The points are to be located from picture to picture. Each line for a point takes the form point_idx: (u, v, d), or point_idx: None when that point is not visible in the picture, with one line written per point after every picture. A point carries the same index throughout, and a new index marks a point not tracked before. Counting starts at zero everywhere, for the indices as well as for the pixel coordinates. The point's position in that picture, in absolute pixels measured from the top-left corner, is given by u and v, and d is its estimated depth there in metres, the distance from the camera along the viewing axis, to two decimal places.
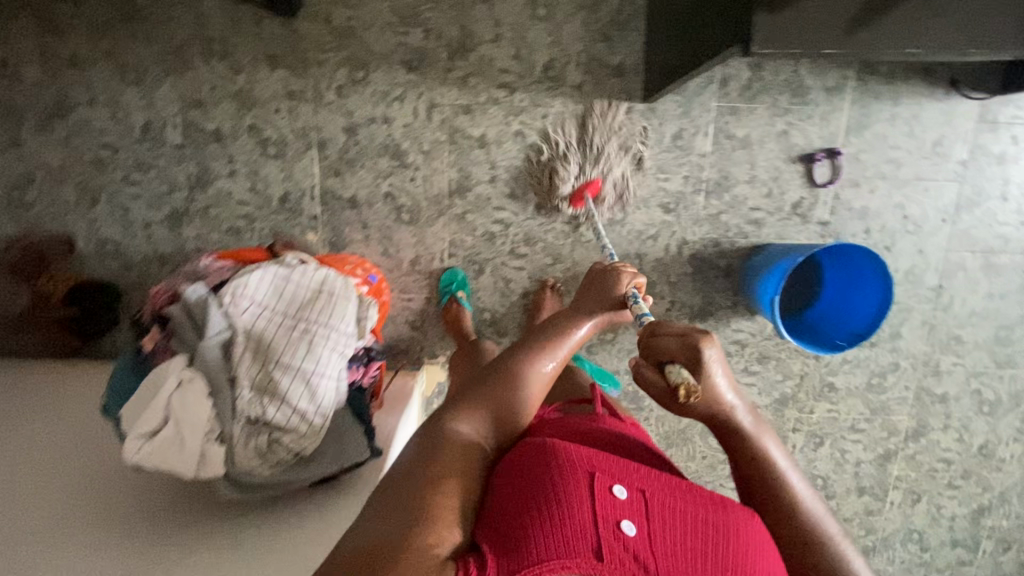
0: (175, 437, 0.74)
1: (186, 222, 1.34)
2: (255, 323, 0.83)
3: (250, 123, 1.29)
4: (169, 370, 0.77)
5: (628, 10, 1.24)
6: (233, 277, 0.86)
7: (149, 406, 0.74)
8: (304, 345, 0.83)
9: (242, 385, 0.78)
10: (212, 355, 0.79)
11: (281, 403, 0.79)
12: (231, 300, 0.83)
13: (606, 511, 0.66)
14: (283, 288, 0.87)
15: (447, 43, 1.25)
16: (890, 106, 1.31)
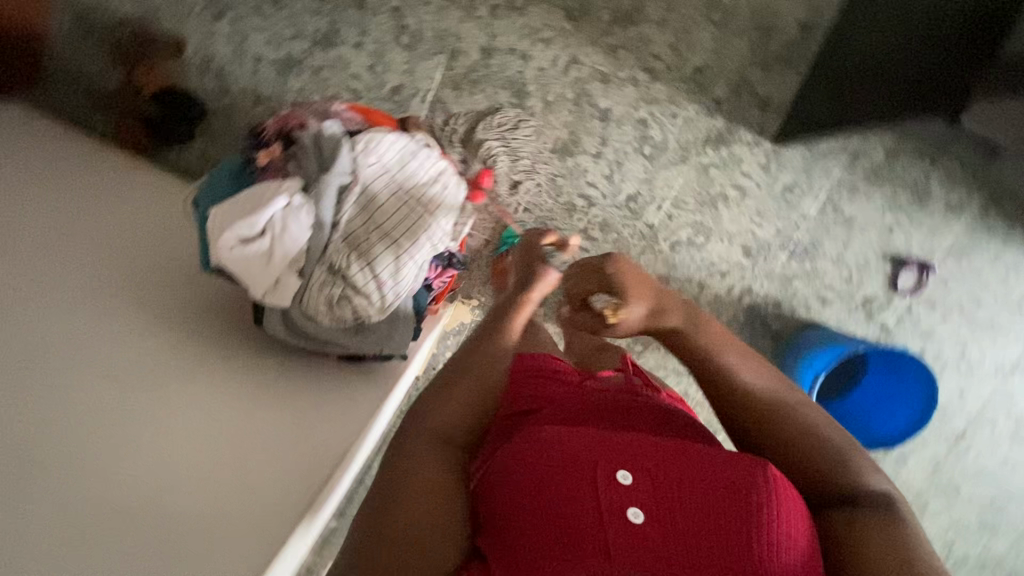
0: (264, 253, 0.74)
1: (294, 72, 1.33)
2: (374, 180, 0.83)
3: (397, 5, 1.29)
4: (282, 188, 0.76)
5: (797, 50, 1.22)
6: (369, 130, 0.85)
7: (251, 212, 0.74)
8: (405, 222, 0.83)
9: (340, 232, 0.79)
10: (328, 191, 0.79)
11: (366, 265, 0.79)
12: (363, 150, 0.83)
13: (607, 503, 0.61)
14: (407, 162, 0.87)
15: (613, 8, 1.25)
16: (997, 246, 1.29)
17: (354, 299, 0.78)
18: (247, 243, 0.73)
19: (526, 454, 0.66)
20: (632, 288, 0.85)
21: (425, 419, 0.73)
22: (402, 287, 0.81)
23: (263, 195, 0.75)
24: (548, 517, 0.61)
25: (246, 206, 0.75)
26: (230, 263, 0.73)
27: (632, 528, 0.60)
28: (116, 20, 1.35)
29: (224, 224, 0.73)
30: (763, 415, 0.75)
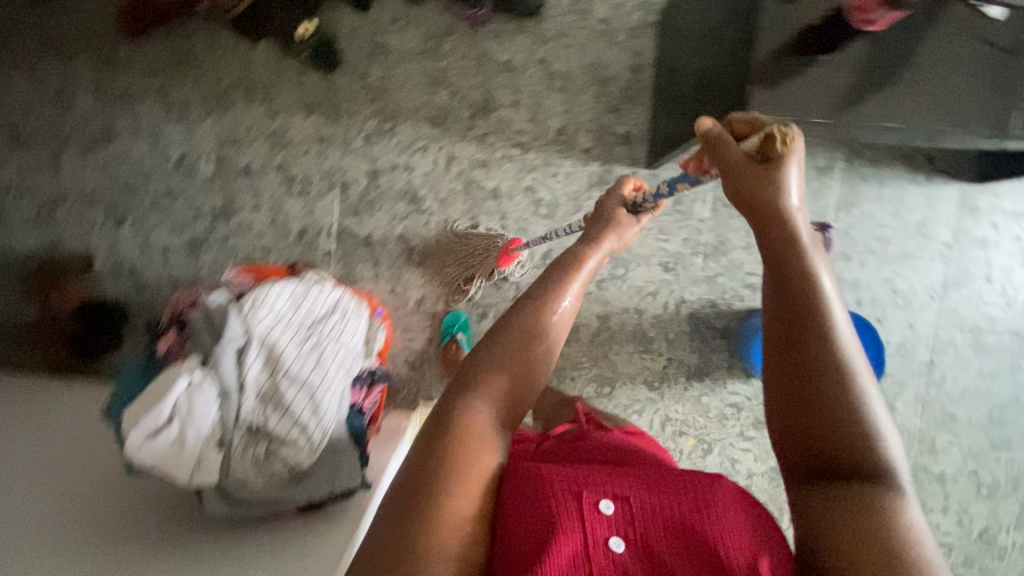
0: (177, 440, 0.77)
1: (204, 249, 1.40)
2: (271, 332, 0.87)
3: (280, 162, 1.38)
4: (179, 371, 0.80)
5: (636, 88, 1.35)
6: (254, 287, 0.90)
7: (155, 405, 0.77)
8: (313, 357, 0.89)
9: (249, 393, 0.82)
10: (226, 359, 0.82)
11: (284, 414, 0.84)
12: (250, 306, 0.87)
13: (595, 531, 0.61)
14: (301, 302, 0.92)
15: (470, 104, 1.37)
16: (876, 188, 1.41)
17: (282, 450, 0.82)
18: (156, 435, 0.76)
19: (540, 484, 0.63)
20: (795, 148, 0.70)
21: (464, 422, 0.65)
22: (323, 422, 0.85)
23: (165, 381, 0.79)
24: (539, 544, 0.59)
25: (151, 399, 0.78)
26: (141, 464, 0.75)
27: (618, 560, 0.60)
28: (25, 257, 1.40)
29: (132, 424, 0.76)
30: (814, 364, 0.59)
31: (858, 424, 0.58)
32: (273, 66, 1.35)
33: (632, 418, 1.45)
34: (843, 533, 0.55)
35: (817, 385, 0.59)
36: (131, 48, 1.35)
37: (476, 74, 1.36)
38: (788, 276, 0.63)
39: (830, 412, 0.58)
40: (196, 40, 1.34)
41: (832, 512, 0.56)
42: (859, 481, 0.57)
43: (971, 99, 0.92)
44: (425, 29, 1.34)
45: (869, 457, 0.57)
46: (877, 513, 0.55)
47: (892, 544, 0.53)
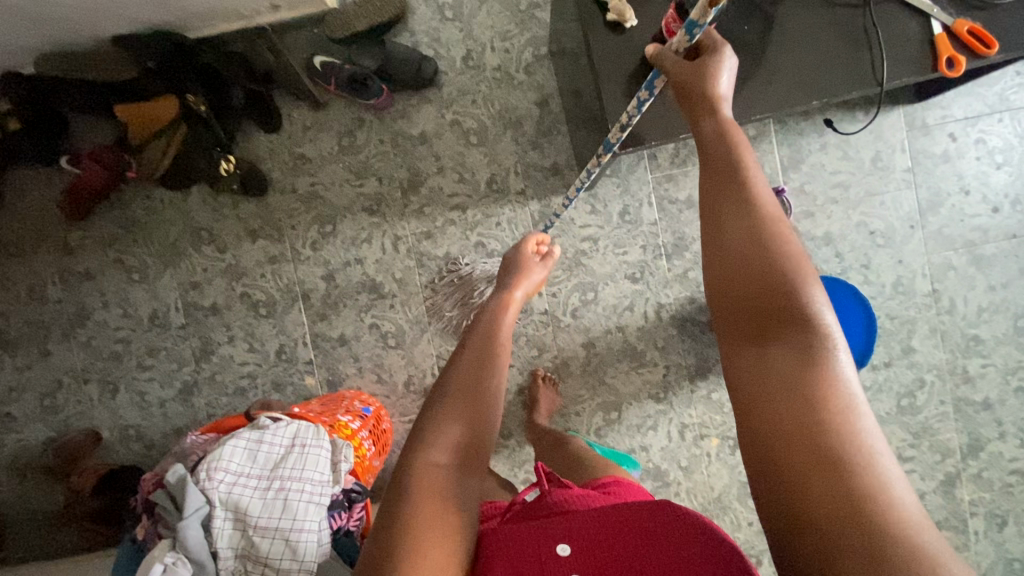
0: None
1: (196, 392, 1.45)
2: (235, 497, 0.91)
3: (242, 290, 1.43)
4: (155, 558, 0.86)
5: (549, 119, 1.39)
6: (208, 452, 0.94)
7: None
8: (279, 504, 0.92)
9: (226, 555, 0.90)
10: (193, 533, 0.87)
11: (266, 563, 0.90)
12: (206, 475, 0.91)
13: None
14: (257, 451, 0.96)
15: (399, 183, 1.40)
16: (818, 137, 1.37)
17: None
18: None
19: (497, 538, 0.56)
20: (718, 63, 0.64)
21: (421, 472, 0.58)
22: (295, 568, 0.90)
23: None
24: None
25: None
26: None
27: None
28: (36, 451, 1.45)
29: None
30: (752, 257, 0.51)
31: (790, 296, 0.49)
32: (210, 205, 1.41)
33: (648, 435, 1.40)
34: (775, 418, 0.45)
35: (750, 262, 0.51)
36: (82, 231, 1.43)
37: (396, 154, 1.40)
38: (727, 165, 0.55)
39: (763, 285, 0.50)
40: (137, 204, 1.42)
41: (761, 395, 0.47)
42: (793, 356, 0.47)
43: (829, 65, 0.90)
44: (338, 129, 1.40)
45: (805, 332, 0.48)
46: (811, 390, 0.45)
47: (825, 427, 0.43)
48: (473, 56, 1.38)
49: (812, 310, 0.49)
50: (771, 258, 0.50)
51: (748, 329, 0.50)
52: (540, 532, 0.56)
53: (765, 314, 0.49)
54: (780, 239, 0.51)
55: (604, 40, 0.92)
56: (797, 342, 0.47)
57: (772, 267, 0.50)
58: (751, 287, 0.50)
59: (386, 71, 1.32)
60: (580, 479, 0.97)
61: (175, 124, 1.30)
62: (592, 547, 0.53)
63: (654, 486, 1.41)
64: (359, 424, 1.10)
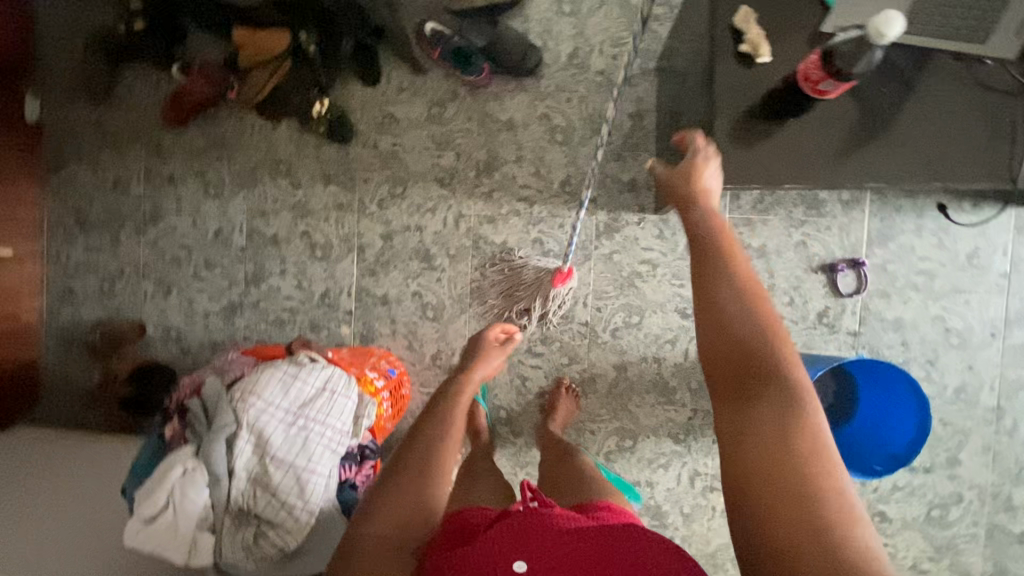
0: (172, 523, 0.86)
1: (239, 313, 1.51)
2: (259, 423, 0.95)
3: (304, 229, 1.47)
4: (177, 459, 0.89)
5: (639, 135, 1.36)
6: (247, 376, 0.98)
7: (153, 492, 0.86)
8: (299, 441, 0.96)
9: (239, 477, 0.92)
10: (217, 445, 0.91)
11: (275, 496, 0.93)
12: (241, 396, 0.96)
13: None
14: (290, 386, 0.99)
15: (475, 163, 1.41)
16: (915, 218, 1.29)
17: (269, 531, 0.93)
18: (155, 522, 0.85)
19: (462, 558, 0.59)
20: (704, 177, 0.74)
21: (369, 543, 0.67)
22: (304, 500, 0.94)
23: (168, 471, 0.88)
24: None
25: (152, 489, 0.87)
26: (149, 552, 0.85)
27: None
28: (87, 328, 1.55)
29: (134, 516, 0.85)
30: (738, 333, 0.54)
31: (760, 352, 0.53)
32: (294, 142, 1.46)
33: (657, 473, 1.37)
34: (760, 469, 0.48)
35: (735, 335, 0.54)
36: (175, 138, 1.51)
37: (480, 134, 1.40)
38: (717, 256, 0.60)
39: (743, 346, 0.54)
40: (230, 125, 1.49)
41: (736, 442, 0.50)
42: (775, 415, 0.50)
43: (960, 147, 0.85)
44: (431, 97, 1.42)
45: (782, 388, 0.51)
46: (789, 445, 0.48)
47: (800, 481, 0.47)
48: (579, 55, 1.37)
49: (782, 364, 0.53)
50: (750, 326, 0.55)
51: (730, 388, 0.53)
52: (500, 550, 0.58)
53: (746, 376, 0.52)
54: (758, 308, 0.56)
55: (730, 68, 0.89)
56: (774, 398, 0.51)
57: (752, 334, 0.54)
58: (734, 349, 0.54)
59: (492, 51, 1.32)
60: (578, 499, 0.96)
61: (281, 59, 1.34)
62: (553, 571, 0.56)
63: (650, 525, 1.38)
64: (383, 384, 1.12)
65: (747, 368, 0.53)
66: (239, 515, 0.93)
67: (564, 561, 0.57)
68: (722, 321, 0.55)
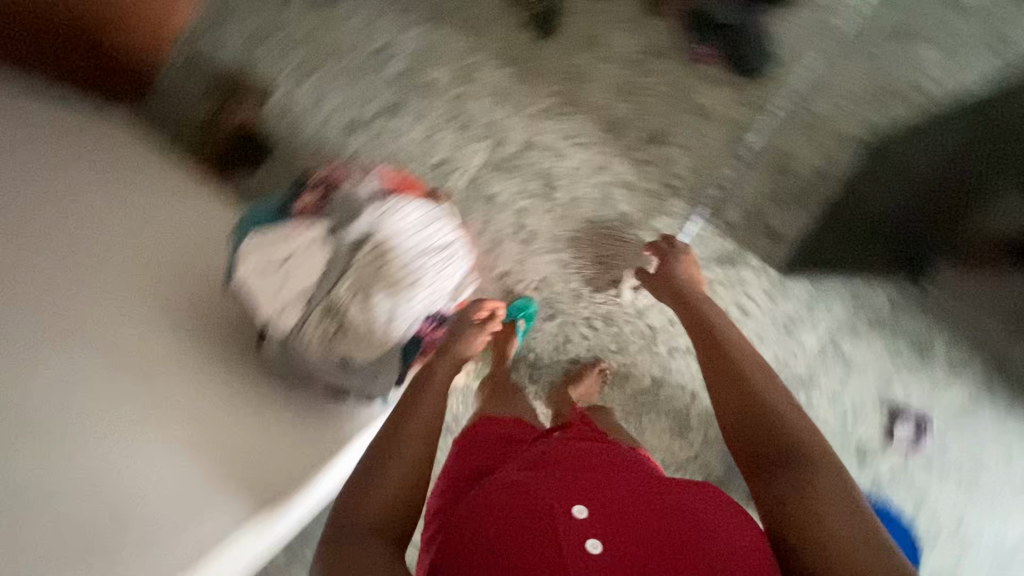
0: (277, 277, 0.94)
1: (356, 131, 1.48)
2: (373, 241, 0.97)
3: (458, 92, 1.44)
4: (303, 230, 0.97)
5: (811, 192, 1.31)
6: (394, 199, 1.02)
7: (276, 246, 0.95)
8: (411, 279, 0.99)
9: (347, 277, 0.95)
10: (343, 239, 0.97)
11: (365, 310, 0.96)
12: (385, 212, 0.99)
13: (567, 531, 0.63)
14: (425, 228, 1.02)
15: (647, 127, 1.36)
16: (1000, 415, 1.28)
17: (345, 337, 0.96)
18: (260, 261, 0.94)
19: (510, 500, 0.68)
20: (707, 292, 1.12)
21: (390, 477, 0.76)
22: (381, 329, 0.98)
23: (291, 229, 0.96)
24: (502, 536, 0.64)
25: (273, 238, 0.95)
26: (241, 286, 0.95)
27: (594, 559, 0.61)
28: (212, 60, 1.50)
29: (250, 247, 0.96)
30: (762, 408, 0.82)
31: (779, 419, 0.80)
32: (496, 12, 1.44)
33: None
34: (813, 512, 0.68)
35: (756, 413, 0.82)
36: None
37: (668, 104, 1.35)
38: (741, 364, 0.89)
39: (767, 416, 0.81)
40: None
41: (791, 490, 0.71)
42: (808, 468, 0.72)
43: None
44: (645, 42, 1.36)
45: (796, 441, 0.77)
46: (818, 487, 0.70)
47: (838, 518, 0.66)
48: (801, 86, 1.32)
49: (793, 424, 0.79)
50: (770, 403, 0.82)
51: (763, 451, 0.78)
52: (558, 495, 0.67)
53: (770, 438, 0.79)
54: (773, 393, 0.84)
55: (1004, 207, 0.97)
56: (792, 453, 0.75)
57: (771, 409, 0.82)
58: (759, 421, 0.81)
59: (729, 36, 1.30)
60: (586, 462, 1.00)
61: None
62: (613, 517, 0.65)
63: None
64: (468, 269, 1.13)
65: (762, 430, 0.80)
66: (326, 311, 0.95)
67: (618, 513, 0.66)
68: (747, 403, 0.84)
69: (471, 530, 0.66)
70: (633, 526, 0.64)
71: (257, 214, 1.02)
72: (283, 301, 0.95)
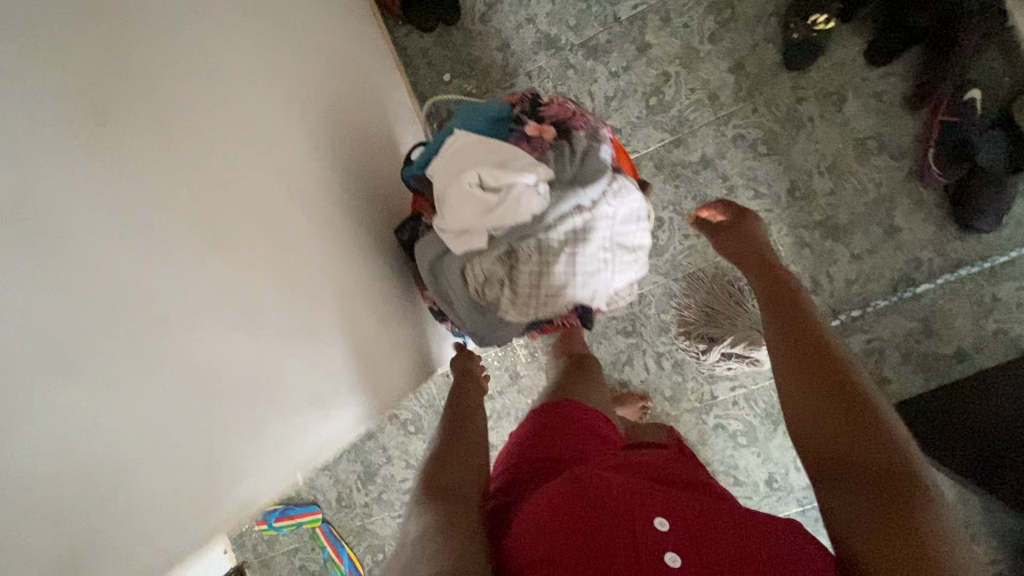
0: (468, 201, 0.69)
1: (549, 52, 1.36)
2: (574, 243, 0.70)
3: (669, 71, 1.30)
4: (525, 166, 0.69)
5: (942, 366, 1.22)
6: (627, 176, 0.74)
7: (489, 168, 0.69)
8: (599, 272, 0.73)
9: (536, 237, 0.69)
10: (563, 204, 0.69)
11: (531, 287, 0.71)
12: (618, 189, 0.72)
13: (642, 530, 0.54)
14: (641, 223, 0.75)
15: (829, 213, 1.25)
16: None
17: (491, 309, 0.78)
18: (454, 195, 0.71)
19: (580, 481, 0.61)
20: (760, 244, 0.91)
21: (467, 468, 0.72)
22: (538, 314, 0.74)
23: (495, 158, 0.71)
24: (566, 522, 0.56)
25: (477, 155, 0.72)
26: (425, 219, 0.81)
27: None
28: None
29: (443, 162, 0.74)
30: (848, 394, 0.59)
31: (852, 397, 0.59)
32: (761, 10, 1.25)
33: None
34: (873, 542, 0.49)
35: (822, 389, 0.61)
36: None
37: (865, 204, 1.23)
38: (813, 340, 0.67)
39: (835, 393, 0.60)
40: None
41: (854, 512, 0.52)
42: (880, 475, 0.52)
43: None
44: (884, 132, 1.21)
45: (873, 435, 0.55)
46: (898, 507, 0.49)
47: (915, 546, 0.47)
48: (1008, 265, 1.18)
49: (868, 404, 0.58)
50: (846, 386, 0.60)
51: (832, 447, 0.57)
52: (628, 494, 0.58)
53: (839, 423, 0.58)
54: (839, 365, 0.62)
55: None
56: (866, 445, 0.55)
57: (848, 394, 0.59)
58: (826, 405, 0.60)
59: (965, 185, 1.14)
60: None
61: None
62: (688, 526, 0.55)
63: None
64: None
65: (831, 413, 0.59)
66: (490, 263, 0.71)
67: (686, 512, 0.57)
68: (813, 384, 0.62)
69: (536, 504, 0.60)
70: (703, 521, 0.56)
71: (463, 121, 0.76)
72: (461, 231, 0.72)
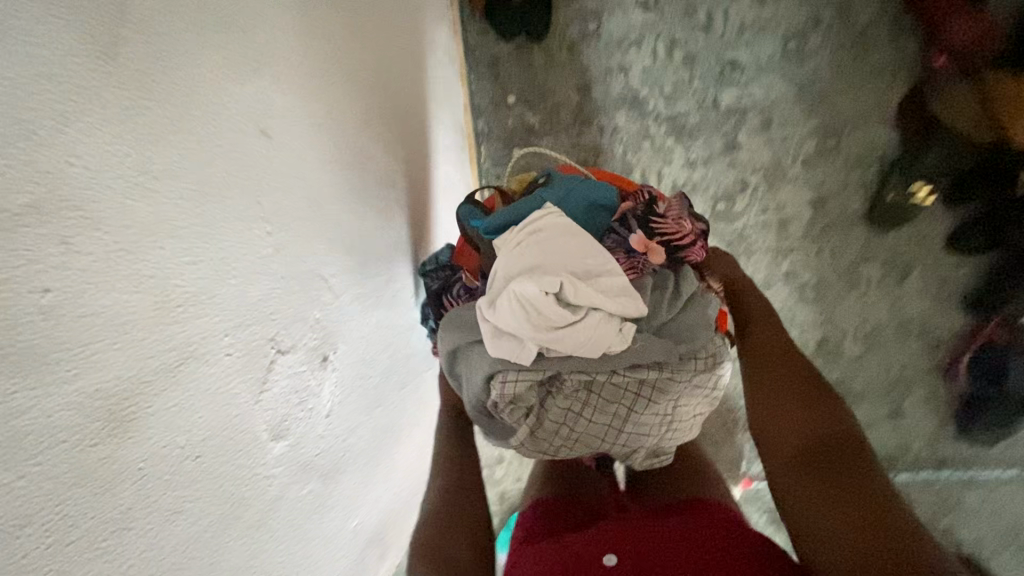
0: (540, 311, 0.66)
1: (630, 112, 1.21)
2: (635, 395, 0.69)
3: (749, 179, 1.19)
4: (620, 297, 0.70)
5: None
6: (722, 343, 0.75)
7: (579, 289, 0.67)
8: (643, 428, 0.71)
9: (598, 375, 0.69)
10: (647, 350, 0.70)
11: (562, 420, 0.70)
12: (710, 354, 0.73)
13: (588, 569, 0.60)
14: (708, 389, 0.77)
15: (846, 376, 1.22)
16: None
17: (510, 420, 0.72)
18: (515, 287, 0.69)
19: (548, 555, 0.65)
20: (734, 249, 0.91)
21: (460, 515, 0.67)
22: (553, 451, 0.73)
23: (579, 255, 0.71)
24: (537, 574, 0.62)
25: (564, 246, 0.71)
26: (466, 287, 0.83)
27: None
28: None
29: (526, 233, 0.73)
30: (811, 408, 0.64)
31: (813, 415, 0.63)
32: (866, 151, 1.15)
33: None
34: (835, 532, 0.53)
35: (784, 407, 0.65)
36: None
37: (882, 379, 1.21)
38: (780, 351, 0.71)
39: (800, 411, 0.64)
40: (884, 54, 1.12)
41: (816, 507, 0.55)
42: (840, 477, 0.56)
43: None
44: (931, 317, 1.18)
45: (833, 447, 0.59)
46: (862, 503, 0.54)
47: (883, 534, 0.50)
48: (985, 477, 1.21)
49: (827, 419, 0.62)
50: (806, 400, 0.64)
51: (798, 453, 0.61)
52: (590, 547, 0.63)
53: (802, 442, 0.61)
54: (805, 383, 0.66)
55: None
56: (829, 455, 0.59)
57: (810, 412, 0.63)
58: (789, 423, 0.63)
59: (980, 401, 1.12)
60: None
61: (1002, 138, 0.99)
62: (640, 557, 0.60)
63: None
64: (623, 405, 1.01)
65: (793, 431, 0.63)
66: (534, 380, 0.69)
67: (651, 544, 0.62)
68: (776, 402, 0.66)
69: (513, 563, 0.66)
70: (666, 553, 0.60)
71: (565, 197, 0.81)
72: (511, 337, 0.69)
